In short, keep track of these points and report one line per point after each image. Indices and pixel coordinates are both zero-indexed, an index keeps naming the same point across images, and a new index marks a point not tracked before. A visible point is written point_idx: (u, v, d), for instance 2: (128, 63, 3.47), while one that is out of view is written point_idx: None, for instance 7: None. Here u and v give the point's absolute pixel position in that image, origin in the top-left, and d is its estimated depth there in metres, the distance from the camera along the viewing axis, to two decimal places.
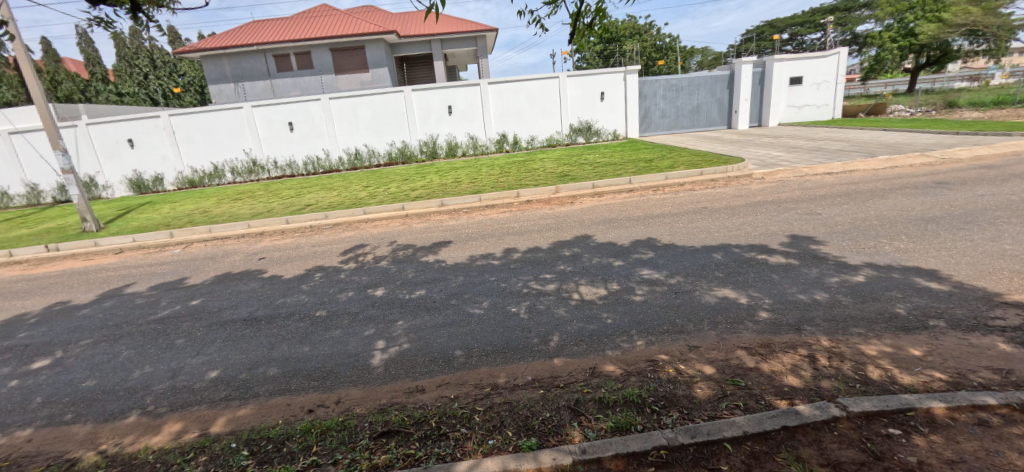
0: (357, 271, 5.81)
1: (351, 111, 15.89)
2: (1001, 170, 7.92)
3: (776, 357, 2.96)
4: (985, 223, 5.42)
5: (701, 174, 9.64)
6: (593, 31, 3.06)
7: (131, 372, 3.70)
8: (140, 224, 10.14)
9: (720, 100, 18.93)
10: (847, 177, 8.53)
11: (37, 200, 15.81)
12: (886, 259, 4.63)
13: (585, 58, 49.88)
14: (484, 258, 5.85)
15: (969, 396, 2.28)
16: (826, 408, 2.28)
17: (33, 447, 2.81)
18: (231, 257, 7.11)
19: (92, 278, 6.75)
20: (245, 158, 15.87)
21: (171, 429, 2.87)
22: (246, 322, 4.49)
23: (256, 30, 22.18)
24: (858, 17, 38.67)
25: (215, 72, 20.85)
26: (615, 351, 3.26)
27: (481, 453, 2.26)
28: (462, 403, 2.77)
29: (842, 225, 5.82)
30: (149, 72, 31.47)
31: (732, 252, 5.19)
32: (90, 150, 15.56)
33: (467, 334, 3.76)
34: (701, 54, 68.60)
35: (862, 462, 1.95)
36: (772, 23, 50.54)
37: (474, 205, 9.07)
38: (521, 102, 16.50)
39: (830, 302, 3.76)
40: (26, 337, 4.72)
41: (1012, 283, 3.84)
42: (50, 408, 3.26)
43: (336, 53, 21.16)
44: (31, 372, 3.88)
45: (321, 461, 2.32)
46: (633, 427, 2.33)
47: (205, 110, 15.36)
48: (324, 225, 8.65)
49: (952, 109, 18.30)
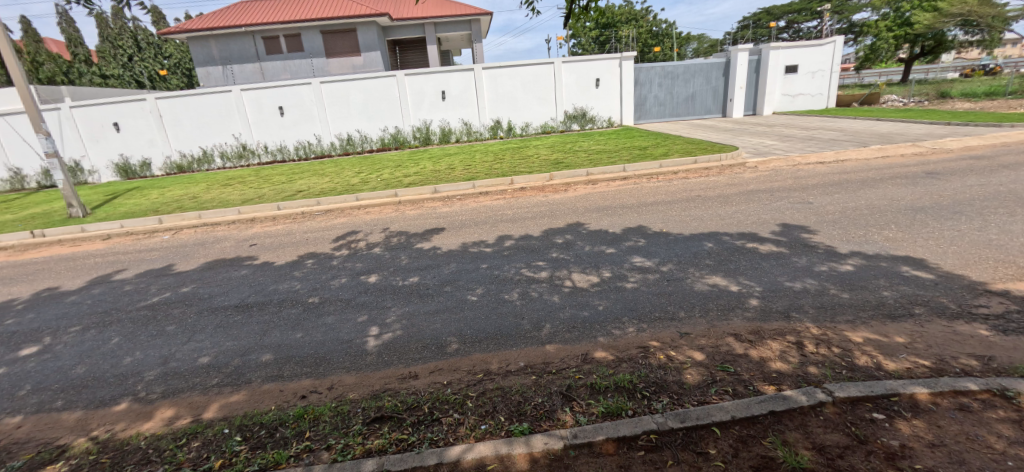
0: (350, 257, 5.78)
1: (343, 96, 15.64)
2: (990, 161, 8.00)
3: (764, 344, 3.01)
4: (972, 213, 5.50)
5: (696, 162, 9.67)
6: (589, 15, 3.00)
7: (122, 358, 3.67)
8: (129, 209, 10.00)
9: (716, 88, 18.87)
10: (839, 167, 8.58)
11: (21, 185, 15.50)
12: (875, 247, 4.69)
13: (581, 44, 49.33)
14: (477, 245, 5.83)
15: (952, 382, 2.33)
16: (812, 393, 2.32)
17: (23, 434, 2.79)
18: (222, 244, 7.03)
19: (79, 265, 6.65)
20: (235, 142, 15.61)
21: (163, 415, 2.87)
22: (237, 309, 4.47)
23: (244, 11, 21.63)
24: (854, 6, 38.47)
25: (203, 54, 20.36)
26: (607, 337, 3.28)
27: (473, 438, 2.28)
28: (455, 389, 2.78)
29: (832, 214, 5.89)
30: (134, 54, 30.41)
31: (723, 241, 5.23)
32: (75, 134, 15.23)
33: (460, 320, 3.78)
34: (696, 41, 68.17)
35: (846, 446, 1.99)
36: (768, 11, 50.31)
37: (468, 192, 9.01)
38: (516, 87, 16.31)
39: (819, 290, 3.81)
40: (12, 324, 4.65)
41: (997, 272, 3.91)
42: (40, 395, 3.23)
43: (327, 36, 20.70)
44: (19, 359, 3.84)
45: (314, 446, 2.33)
46: (624, 412, 2.36)
47: (192, 93, 15.01)
48: (317, 211, 8.57)
49: (944, 99, 18.38)
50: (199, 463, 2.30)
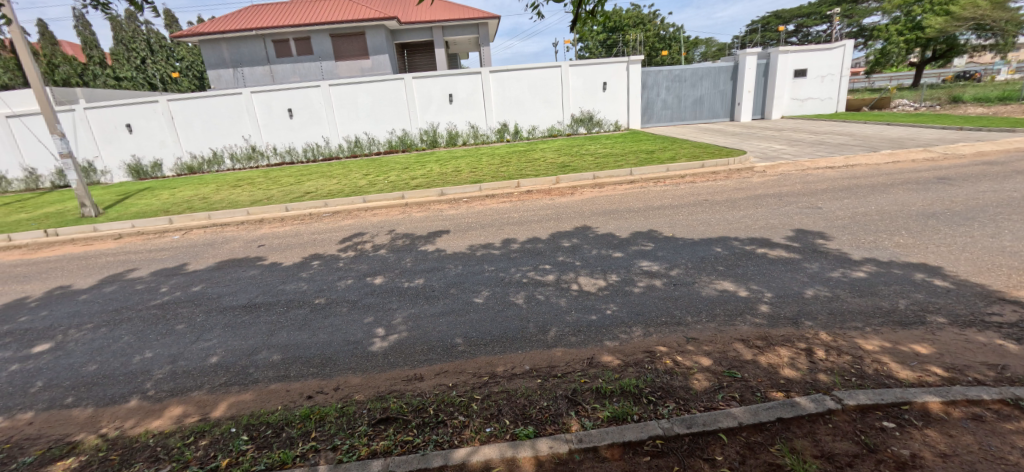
0: (356, 259, 5.81)
1: (351, 98, 15.76)
2: (1003, 167, 7.88)
3: (773, 350, 2.98)
4: (985, 219, 5.42)
5: (702, 166, 9.63)
6: (595, 19, 3.03)
7: (132, 356, 3.72)
8: (139, 210, 10.13)
9: (723, 92, 18.79)
10: (849, 172, 8.49)
11: (35, 185, 15.78)
12: (886, 254, 4.64)
13: (587, 47, 49.31)
14: (484, 248, 5.83)
15: (964, 391, 2.30)
16: (822, 400, 2.30)
17: (35, 430, 2.83)
18: (231, 244, 7.10)
19: (90, 264, 6.74)
20: (244, 144, 15.78)
21: (172, 413, 2.90)
22: (245, 309, 4.51)
23: (255, 15, 21.89)
24: (864, 10, 38.13)
25: (214, 57, 20.63)
26: (613, 342, 3.27)
27: (479, 441, 2.28)
28: (460, 391, 2.79)
29: (842, 219, 5.83)
30: (147, 57, 31.13)
31: (731, 246, 5.19)
32: (88, 135, 15.48)
33: (465, 323, 3.78)
34: (704, 44, 67.97)
35: (855, 455, 1.97)
36: (777, 14, 50.01)
37: (474, 194, 9.04)
38: (523, 91, 16.34)
39: (829, 297, 3.76)
40: (26, 321, 4.73)
41: (1010, 279, 3.84)
42: (51, 392, 3.28)
43: (336, 39, 20.90)
44: (32, 356, 3.90)
45: (320, 446, 2.34)
46: (630, 417, 2.35)
47: (203, 95, 15.20)
48: (324, 213, 8.64)
49: (957, 104, 18.17)
50: (206, 462, 2.32)
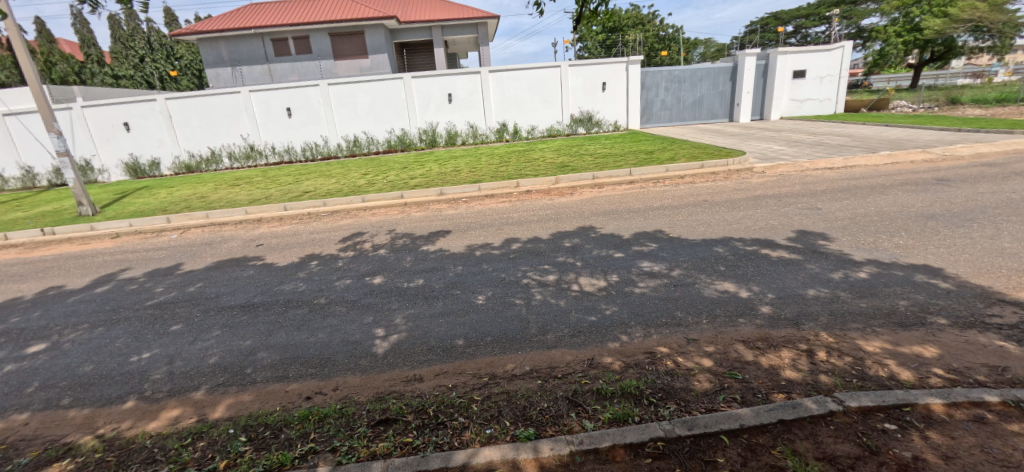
0: (355, 260, 5.77)
1: (350, 98, 15.72)
2: (1002, 168, 7.90)
3: (774, 351, 2.97)
4: (985, 221, 5.42)
5: (701, 167, 9.64)
6: (598, 18, 3.01)
7: (131, 357, 3.69)
8: (137, 208, 10.11)
9: (722, 93, 18.80)
10: (848, 172, 8.51)
11: (32, 183, 15.71)
12: (886, 255, 4.63)
13: (586, 48, 49.64)
14: (483, 248, 5.82)
15: (966, 393, 2.29)
16: (824, 402, 2.30)
17: (31, 431, 2.81)
18: (229, 244, 7.05)
19: (86, 263, 6.70)
20: (243, 143, 15.74)
21: (169, 415, 2.87)
22: (244, 308, 4.49)
23: (254, 13, 21.80)
24: (863, 11, 38.32)
25: (212, 55, 20.56)
26: (614, 343, 3.26)
27: (479, 442, 2.27)
28: (459, 392, 2.78)
29: (841, 220, 5.85)
30: (145, 55, 31.16)
31: (733, 246, 5.18)
32: (85, 133, 15.42)
33: (465, 323, 3.77)
34: (705, 45, 68.59)
35: (857, 457, 1.96)
36: (776, 17, 50.35)
37: (474, 194, 9.03)
38: (522, 91, 16.34)
39: (830, 298, 3.76)
40: (20, 321, 4.69)
41: (1011, 281, 3.84)
42: (47, 392, 3.26)
43: (335, 38, 20.83)
44: (27, 356, 3.86)
45: (319, 447, 2.32)
46: (630, 419, 2.34)
47: (200, 93, 15.12)
48: (323, 212, 8.60)
49: (955, 105, 18.22)
50: (203, 463, 2.30)
